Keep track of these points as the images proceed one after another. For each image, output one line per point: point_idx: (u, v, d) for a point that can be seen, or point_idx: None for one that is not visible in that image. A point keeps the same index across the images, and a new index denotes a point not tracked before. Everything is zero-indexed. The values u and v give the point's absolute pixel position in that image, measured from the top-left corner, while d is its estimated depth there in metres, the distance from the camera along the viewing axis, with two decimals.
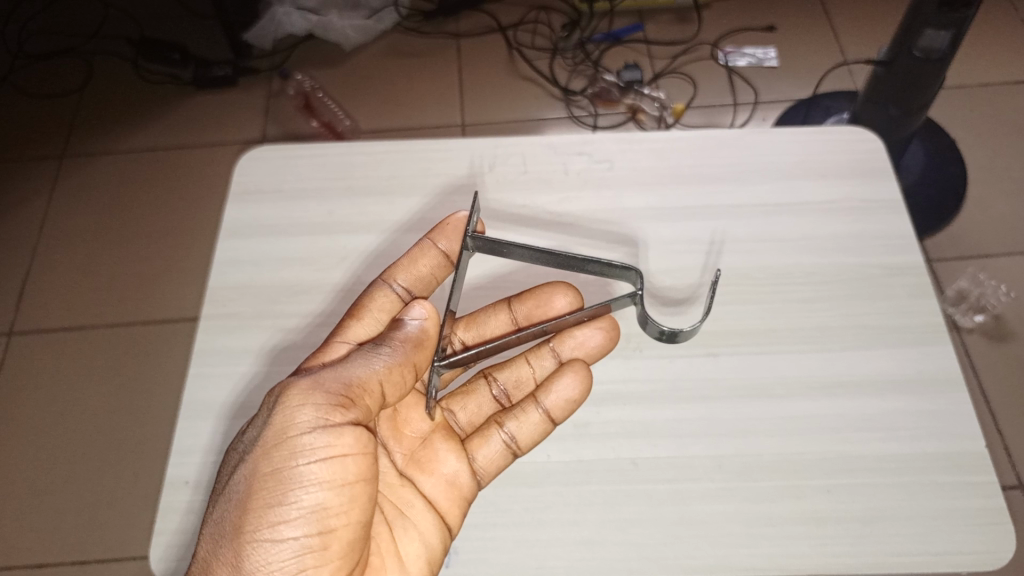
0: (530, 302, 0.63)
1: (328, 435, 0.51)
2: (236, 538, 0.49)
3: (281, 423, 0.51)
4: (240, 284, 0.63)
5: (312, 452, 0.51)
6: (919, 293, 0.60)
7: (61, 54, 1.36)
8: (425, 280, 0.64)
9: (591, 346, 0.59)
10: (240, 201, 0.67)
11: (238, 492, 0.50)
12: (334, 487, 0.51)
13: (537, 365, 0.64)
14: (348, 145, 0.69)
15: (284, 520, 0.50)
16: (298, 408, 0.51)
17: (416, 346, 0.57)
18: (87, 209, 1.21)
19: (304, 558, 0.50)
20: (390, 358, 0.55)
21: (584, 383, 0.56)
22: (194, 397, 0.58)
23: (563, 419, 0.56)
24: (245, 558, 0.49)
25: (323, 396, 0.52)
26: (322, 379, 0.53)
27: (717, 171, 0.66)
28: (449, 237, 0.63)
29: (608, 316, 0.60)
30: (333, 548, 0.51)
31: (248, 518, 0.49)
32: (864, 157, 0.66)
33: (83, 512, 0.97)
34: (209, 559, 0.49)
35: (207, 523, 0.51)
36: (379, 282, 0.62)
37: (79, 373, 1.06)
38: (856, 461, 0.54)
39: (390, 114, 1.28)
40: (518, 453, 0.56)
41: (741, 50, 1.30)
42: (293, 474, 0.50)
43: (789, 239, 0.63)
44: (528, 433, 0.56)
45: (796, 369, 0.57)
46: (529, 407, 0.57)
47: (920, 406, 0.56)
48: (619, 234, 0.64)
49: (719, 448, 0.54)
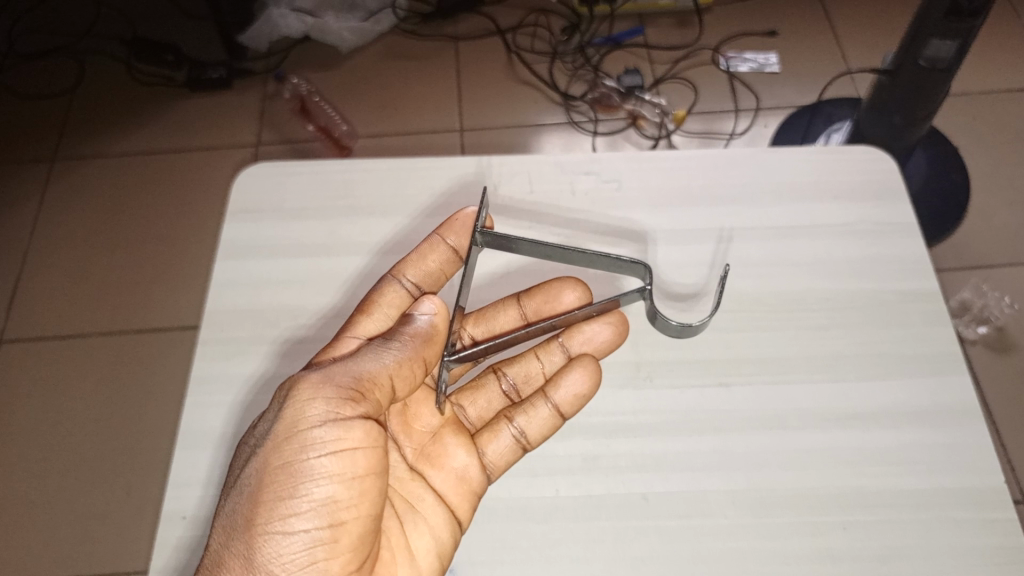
0: (538, 298, 0.63)
1: (338, 428, 0.50)
2: (248, 530, 0.48)
3: (292, 417, 0.50)
4: (238, 307, 0.61)
5: (321, 445, 0.50)
6: (936, 320, 0.58)
7: (52, 54, 1.34)
8: (434, 275, 0.63)
9: (599, 342, 0.59)
10: (239, 218, 0.65)
11: (249, 486, 0.49)
12: (344, 480, 0.50)
13: (545, 360, 0.63)
14: (349, 163, 0.67)
15: (295, 513, 0.49)
16: (308, 401, 0.51)
17: (425, 341, 0.56)
18: (80, 212, 1.19)
19: (316, 551, 0.49)
20: (398, 353, 0.54)
21: (593, 377, 0.56)
22: (190, 425, 0.56)
23: (572, 413, 0.56)
24: (257, 550, 0.48)
25: (334, 390, 0.51)
26: (333, 374, 0.52)
27: (728, 190, 0.65)
28: (457, 233, 0.62)
29: (616, 311, 0.60)
30: (343, 541, 0.50)
31: (259, 511, 0.48)
32: (876, 177, 0.65)
33: (77, 526, 0.95)
34: (221, 551, 0.48)
35: (218, 516, 0.50)
36: (387, 277, 0.61)
37: (72, 382, 1.04)
38: (874, 497, 0.52)
39: (388, 118, 1.26)
40: (527, 449, 0.55)
41: (742, 55, 1.28)
42: (303, 467, 0.49)
43: (803, 261, 0.61)
44: (536, 428, 0.56)
45: (813, 401, 0.55)
46: (537, 402, 0.57)
47: (937, 438, 0.54)
48: (624, 232, 0.63)
49: (734, 483, 0.53)
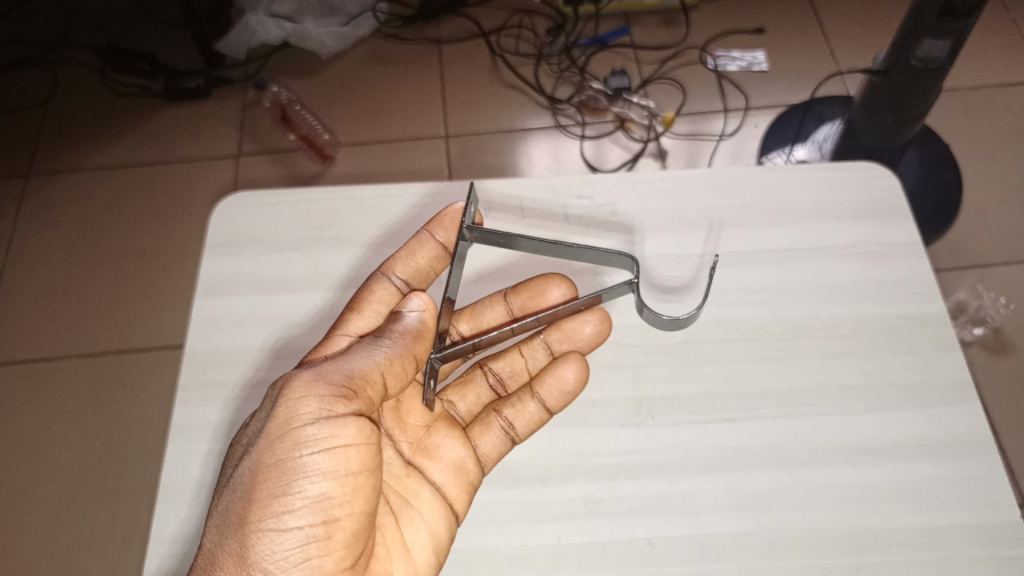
0: (524, 294, 0.61)
1: (331, 426, 0.49)
2: (241, 528, 0.47)
3: (283, 415, 0.49)
4: (220, 348, 0.58)
5: (314, 443, 0.48)
6: (945, 345, 0.56)
7: (25, 64, 1.30)
8: (423, 272, 0.62)
9: (584, 337, 0.58)
10: (218, 253, 0.62)
11: (242, 484, 0.48)
12: (338, 477, 0.48)
13: (530, 356, 0.63)
14: (330, 191, 0.65)
15: (289, 510, 0.48)
16: (300, 399, 0.49)
17: (416, 337, 0.55)
18: (57, 229, 1.16)
19: (309, 548, 0.48)
20: (390, 351, 0.54)
21: (582, 372, 0.55)
22: (171, 478, 0.53)
23: (559, 408, 0.55)
24: (251, 548, 0.47)
25: (326, 387, 0.50)
26: (325, 372, 0.51)
27: (726, 212, 0.62)
28: (446, 229, 0.61)
29: (598, 308, 0.59)
30: (337, 538, 0.48)
31: (252, 509, 0.47)
32: (880, 195, 0.63)
33: (61, 555, 0.92)
34: (215, 550, 0.47)
35: (213, 515, 0.49)
36: (377, 274, 0.60)
37: (52, 406, 1.01)
38: (887, 536, 0.51)
39: (370, 125, 1.23)
40: (515, 441, 0.55)
41: (730, 54, 1.26)
42: (296, 465, 0.48)
43: (807, 287, 0.59)
44: (523, 422, 0.55)
45: (822, 436, 0.53)
46: (524, 398, 0.57)
47: (952, 472, 0.52)
48: (613, 219, 0.62)
49: (742, 526, 0.51)
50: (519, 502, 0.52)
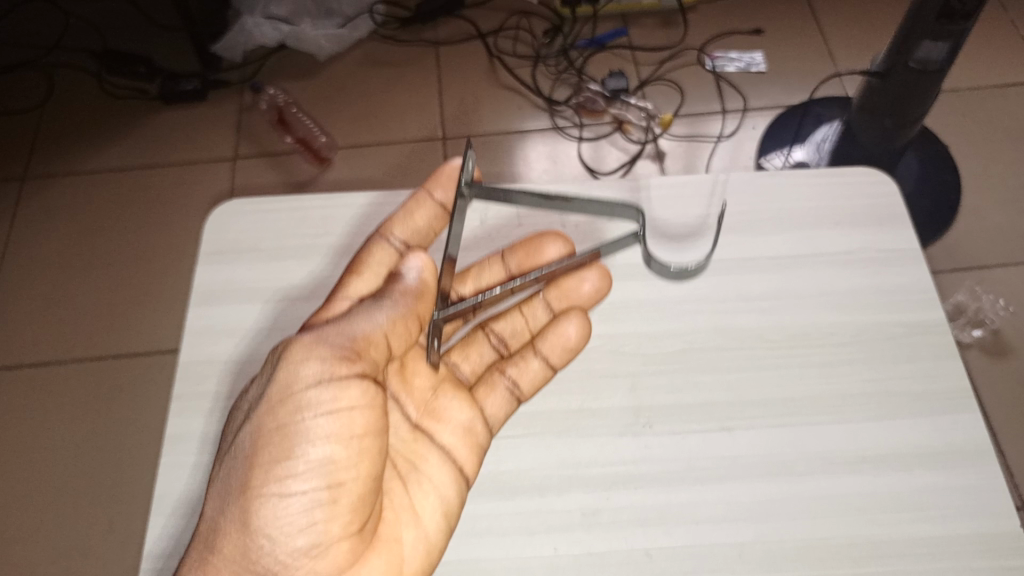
0: (521, 251, 0.61)
1: (335, 388, 0.49)
2: (244, 494, 0.47)
3: (284, 379, 0.49)
4: (215, 358, 0.58)
5: (317, 406, 0.49)
6: (945, 353, 0.56)
7: (20, 67, 1.29)
8: (422, 233, 0.61)
9: (585, 293, 0.59)
10: (212, 261, 0.62)
11: (244, 449, 0.48)
12: (342, 440, 0.49)
13: (530, 315, 0.64)
14: (326, 198, 0.64)
15: (292, 474, 0.48)
16: (302, 362, 0.49)
17: (418, 296, 0.54)
18: (53, 233, 1.15)
19: (314, 512, 0.48)
20: (391, 311, 0.53)
21: (584, 328, 0.57)
22: (166, 489, 0.53)
23: (562, 364, 0.57)
24: (254, 513, 0.47)
25: (328, 350, 0.50)
26: (327, 334, 0.51)
27: (726, 218, 0.62)
28: (444, 186, 0.61)
29: (597, 264, 0.59)
30: (342, 502, 0.49)
31: (254, 474, 0.47)
32: (880, 201, 0.62)
33: (59, 560, 0.92)
34: (218, 520, 0.48)
35: (214, 482, 0.49)
36: (376, 236, 0.59)
37: (49, 412, 1.00)
38: (887, 547, 0.50)
39: (368, 128, 1.22)
40: (521, 400, 0.56)
41: (728, 55, 1.26)
42: (299, 429, 0.48)
43: (806, 294, 0.59)
44: (529, 380, 0.57)
45: (820, 445, 0.53)
46: (529, 356, 0.58)
47: (953, 481, 0.52)
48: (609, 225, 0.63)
49: (741, 537, 0.51)
50: (517, 512, 0.52)
